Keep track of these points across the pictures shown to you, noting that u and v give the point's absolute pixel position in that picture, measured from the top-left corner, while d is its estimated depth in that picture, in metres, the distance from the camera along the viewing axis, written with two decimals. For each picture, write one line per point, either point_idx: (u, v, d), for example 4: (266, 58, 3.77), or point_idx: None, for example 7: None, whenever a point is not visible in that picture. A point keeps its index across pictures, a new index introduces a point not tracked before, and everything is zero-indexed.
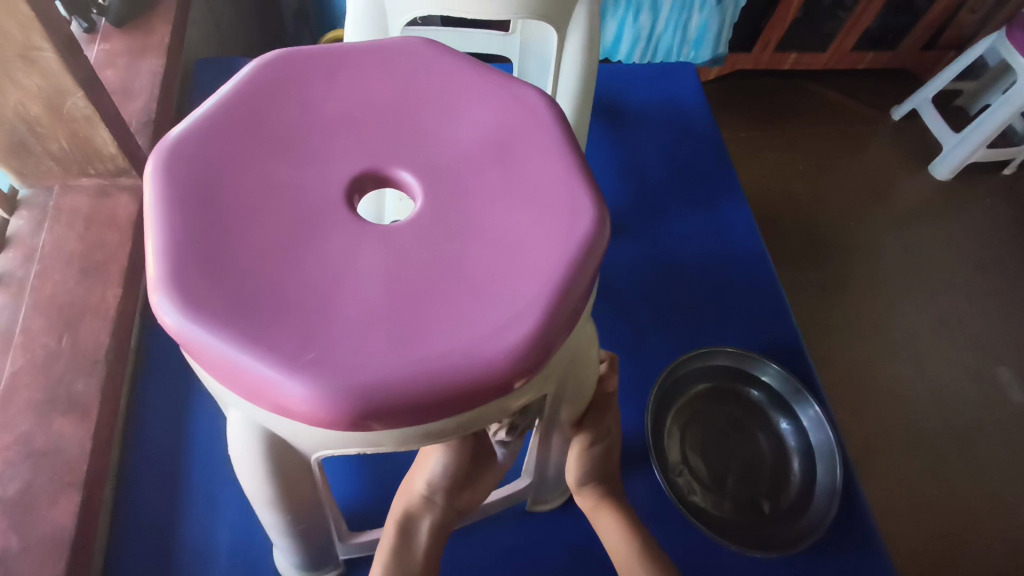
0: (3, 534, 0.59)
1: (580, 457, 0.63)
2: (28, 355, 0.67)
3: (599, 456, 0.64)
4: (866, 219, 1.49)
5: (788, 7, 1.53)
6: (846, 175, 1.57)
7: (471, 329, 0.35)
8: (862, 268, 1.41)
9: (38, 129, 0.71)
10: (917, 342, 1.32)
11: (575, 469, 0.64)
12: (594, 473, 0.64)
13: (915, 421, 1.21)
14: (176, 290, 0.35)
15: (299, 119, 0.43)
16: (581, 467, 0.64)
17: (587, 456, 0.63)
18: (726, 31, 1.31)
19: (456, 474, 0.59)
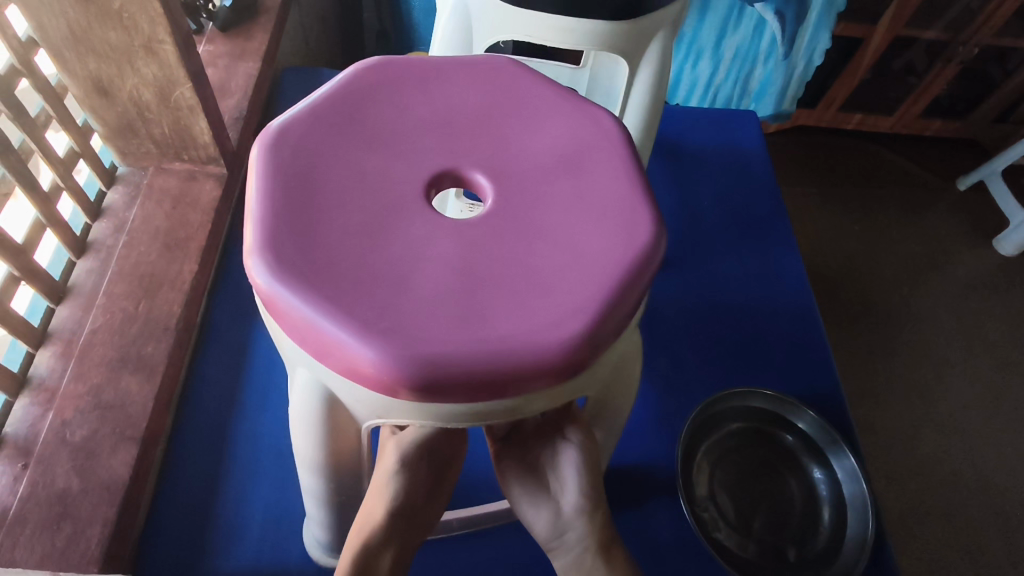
0: (66, 474, 0.63)
1: (575, 467, 0.55)
2: (108, 315, 0.73)
3: (593, 475, 0.55)
4: (921, 285, 1.46)
5: (858, 66, 1.53)
6: (904, 238, 1.55)
7: (529, 319, 0.38)
8: (911, 334, 1.38)
9: (145, 113, 0.78)
10: (964, 415, 1.27)
11: (568, 486, 0.55)
12: (590, 499, 0.54)
13: (956, 496, 1.17)
14: (269, 253, 0.39)
15: (391, 119, 0.47)
16: (576, 482, 0.54)
17: (582, 466, 0.55)
18: (793, 88, 1.31)
19: (411, 486, 0.55)
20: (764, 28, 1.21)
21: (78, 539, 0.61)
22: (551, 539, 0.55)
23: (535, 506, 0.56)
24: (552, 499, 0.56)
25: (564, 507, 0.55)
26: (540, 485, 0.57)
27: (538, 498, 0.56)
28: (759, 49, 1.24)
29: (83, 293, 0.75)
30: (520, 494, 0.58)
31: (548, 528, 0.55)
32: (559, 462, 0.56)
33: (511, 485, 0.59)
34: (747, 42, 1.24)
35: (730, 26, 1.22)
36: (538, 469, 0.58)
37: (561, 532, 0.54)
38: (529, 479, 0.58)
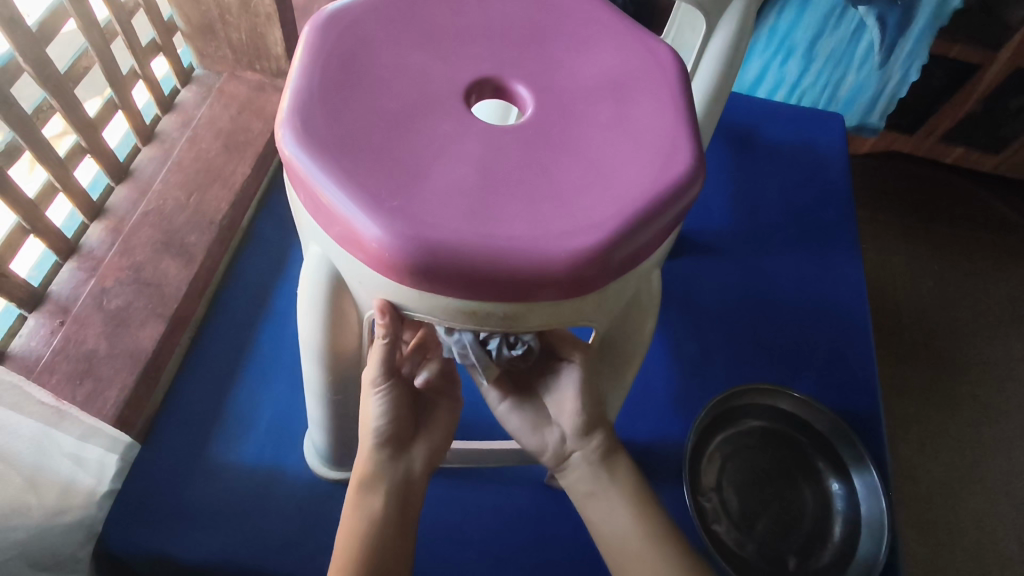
0: (96, 337, 0.67)
1: (576, 390, 0.53)
2: (160, 202, 0.76)
3: (593, 395, 0.54)
4: (1009, 340, 1.27)
5: (966, 99, 1.31)
6: (999, 283, 1.35)
7: (543, 225, 0.37)
8: (986, 393, 1.20)
9: (225, 16, 0.80)
10: None
11: (568, 410, 0.54)
12: (591, 420, 0.54)
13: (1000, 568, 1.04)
14: (298, 122, 0.39)
15: (444, 21, 0.46)
16: (578, 404, 0.53)
17: (583, 389, 0.53)
18: (886, 103, 1.21)
19: (398, 411, 0.51)
20: (862, 35, 1.13)
21: (97, 397, 0.64)
22: (558, 462, 0.55)
23: (537, 434, 0.56)
24: (552, 424, 0.55)
25: (566, 431, 0.55)
26: (539, 413, 0.56)
27: (539, 425, 0.56)
28: (854, 55, 1.17)
29: (141, 177, 0.78)
30: (521, 425, 0.56)
31: (554, 453, 0.55)
32: (558, 386, 0.54)
33: (508, 412, 0.57)
34: (843, 46, 1.17)
35: (827, 26, 1.15)
36: (533, 396, 0.57)
37: (566, 456, 0.55)
38: (526, 407, 0.56)
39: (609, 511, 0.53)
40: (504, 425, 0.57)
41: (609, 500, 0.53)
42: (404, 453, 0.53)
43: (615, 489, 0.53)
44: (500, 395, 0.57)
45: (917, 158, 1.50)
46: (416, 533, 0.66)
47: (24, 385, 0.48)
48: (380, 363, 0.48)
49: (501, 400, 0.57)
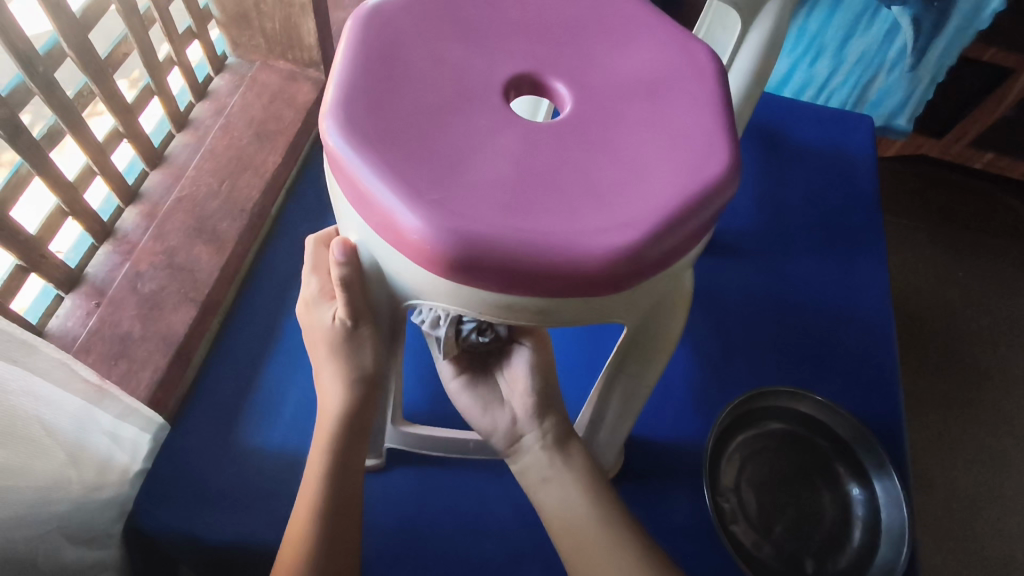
0: (130, 319, 0.68)
1: (527, 371, 0.57)
2: (193, 188, 0.78)
3: (543, 379, 0.57)
4: None
5: (997, 103, 1.26)
6: None
7: (580, 222, 0.37)
8: (1009, 404, 1.18)
9: (261, 6, 0.81)
10: None
11: (519, 391, 0.57)
12: (542, 402, 0.57)
13: None
14: (340, 114, 0.40)
15: (484, 16, 0.46)
16: (529, 385, 0.57)
17: (534, 370, 0.57)
18: (916, 104, 1.19)
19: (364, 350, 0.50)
20: (896, 36, 1.11)
21: (131, 377, 0.66)
22: (510, 443, 0.57)
23: (487, 415, 0.58)
24: (503, 406, 0.58)
25: (517, 411, 0.57)
26: (493, 393, 0.59)
27: (489, 405, 0.59)
28: (886, 58, 1.14)
29: (175, 163, 0.80)
30: (471, 403, 0.59)
31: (505, 433, 0.57)
32: (511, 367, 0.58)
33: (463, 391, 0.60)
34: (874, 48, 1.14)
35: (859, 26, 1.13)
36: (487, 376, 0.60)
37: (518, 436, 0.57)
38: (478, 384, 0.60)
39: (564, 493, 0.54)
40: (455, 401, 0.60)
41: (562, 483, 0.54)
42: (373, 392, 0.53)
43: (567, 471, 0.54)
44: (454, 371, 0.60)
45: (944, 163, 1.46)
46: (436, 523, 0.67)
47: (71, 363, 0.50)
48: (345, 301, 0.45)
49: (456, 376, 0.61)
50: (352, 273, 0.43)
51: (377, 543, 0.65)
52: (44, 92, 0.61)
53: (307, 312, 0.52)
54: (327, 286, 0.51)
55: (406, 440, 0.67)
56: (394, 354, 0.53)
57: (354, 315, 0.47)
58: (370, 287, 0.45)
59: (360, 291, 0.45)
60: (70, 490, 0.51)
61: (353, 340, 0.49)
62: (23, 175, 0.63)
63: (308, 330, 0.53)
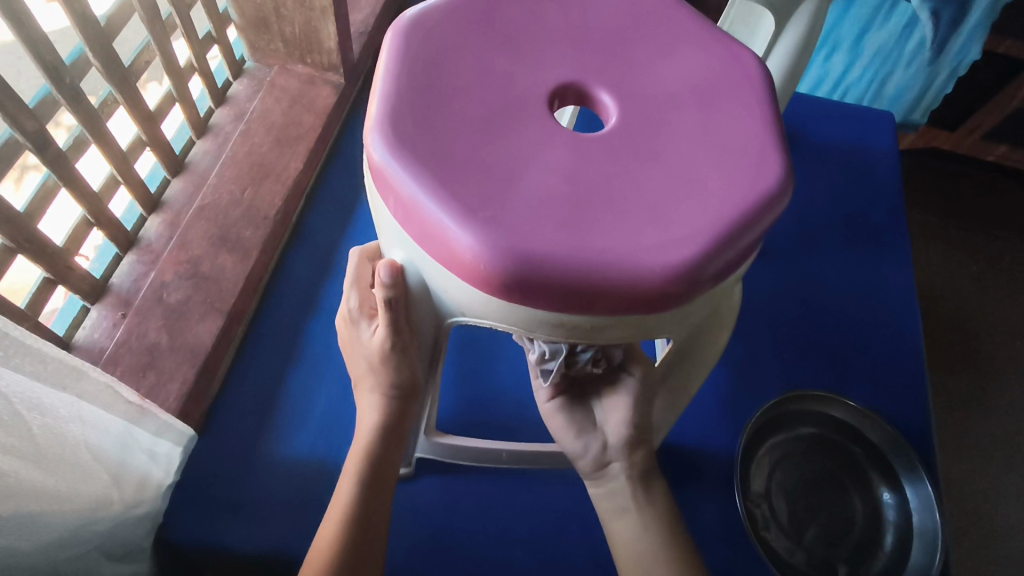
0: (157, 330, 0.68)
1: (627, 404, 0.55)
2: (216, 196, 0.77)
3: (646, 415, 0.55)
4: None
5: (1013, 95, 1.20)
6: None
7: (635, 238, 0.36)
8: None
9: (280, 11, 0.79)
10: None
11: (615, 420, 0.55)
12: (638, 436, 0.55)
13: None
14: (388, 129, 0.39)
15: (526, 24, 0.45)
16: (630, 417, 0.55)
17: (635, 404, 0.55)
18: (934, 99, 1.14)
19: (401, 369, 0.50)
20: (912, 31, 1.05)
21: (159, 390, 0.65)
22: (596, 469, 0.56)
23: (579, 439, 0.57)
24: (596, 431, 0.57)
25: (609, 439, 0.55)
26: (588, 418, 0.57)
27: (582, 430, 0.57)
28: (903, 53, 1.09)
29: (197, 170, 0.79)
30: (564, 425, 0.58)
31: (593, 459, 0.56)
32: (615, 397, 0.56)
33: (558, 415, 0.58)
34: (891, 42, 1.09)
35: (876, 20, 1.08)
36: (584, 401, 0.59)
37: (605, 463, 0.55)
38: (575, 408, 0.58)
39: (638, 527, 0.53)
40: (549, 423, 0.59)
41: (641, 518, 0.53)
42: (409, 404, 0.53)
43: (646, 505, 0.53)
44: (551, 394, 0.59)
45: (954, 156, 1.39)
46: (466, 531, 0.67)
47: (114, 385, 0.51)
48: (386, 326, 0.45)
49: (556, 399, 0.59)
50: (396, 294, 0.43)
51: (407, 552, 0.65)
52: (70, 103, 0.60)
53: (348, 329, 0.52)
54: (367, 303, 0.51)
55: (440, 451, 0.66)
56: (432, 371, 0.52)
57: (396, 335, 0.46)
58: (410, 310, 0.45)
59: (404, 312, 0.44)
60: (116, 513, 0.51)
61: (392, 359, 0.49)
62: (50, 187, 0.62)
63: (349, 345, 0.53)
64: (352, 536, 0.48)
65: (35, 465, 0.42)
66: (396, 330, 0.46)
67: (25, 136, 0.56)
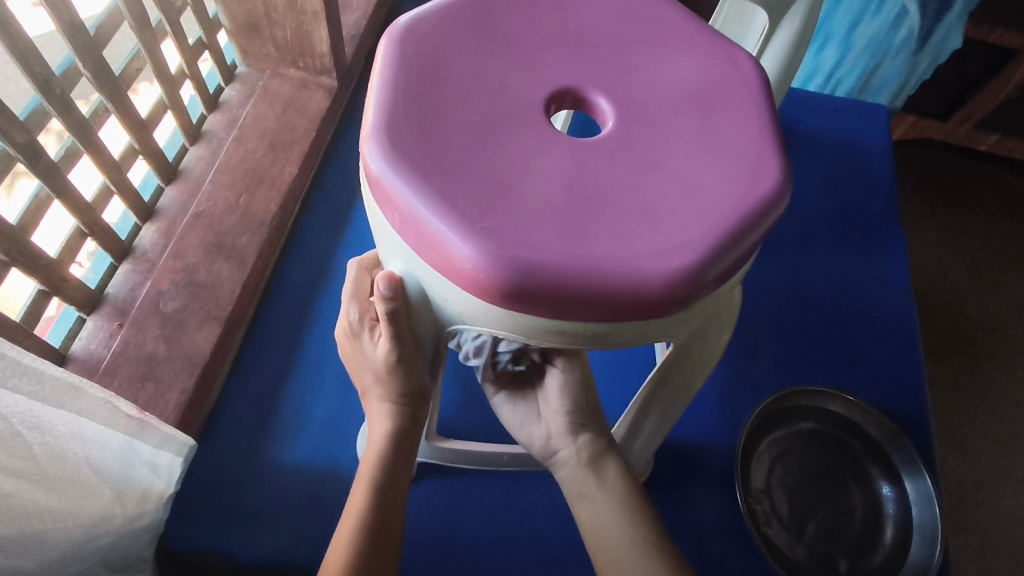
0: (155, 339, 0.68)
1: (561, 391, 0.57)
2: (211, 204, 0.76)
3: (579, 398, 0.57)
4: None
5: (1005, 84, 1.20)
6: None
7: (635, 245, 0.36)
8: None
9: (271, 15, 0.79)
10: None
11: (552, 406, 0.58)
12: (577, 419, 0.57)
13: None
14: (384, 140, 0.38)
15: (521, 30, 0.45)
16: (563, 401, 0.57)
17: (569, 390, 0.57)
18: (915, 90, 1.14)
19: (407, 378, 0.50)
20: (905, 20, 1.05)
21: (158, 399, 0.65)
22: (546, 456, 0.58)
23: (527, 428, 0.60)
24: (540, 419, 0.59)
25: (552, 428, 0.58)
26: (532, 409, 0.60)
27: (528, 420, 0.60)
28: (894, 44, 1.08)
29: (190, 177, 0.78)
30: (513, 416, 0.61)
31: (542, 447, 0.59)
32: (546, 386, 0.59)
33: (504, 407, 0.61)
34: (882, 34, 1.08)
35: (868, 11, 1.06)
36: (527, 392, 0.61)
37: (553, 451, 0.58)
38: (519, 398, 0.61)
39: (600, 508, 0.53)
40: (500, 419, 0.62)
41: (600, 501, 0.54)
42: (415, 411, 0.53)
43: (603, 490, 0.54)
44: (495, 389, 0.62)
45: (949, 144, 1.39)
46: (469, 533, 0.67)
47: (112, 400, 0.51)
48: (391, 339, 0.45)
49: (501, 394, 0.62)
50: (397, 306, 0.43)
51: (409, 556, 0.64)
52: (61, 113, 0.59)
53: (349, 341, 0.52)
54: (367, 314, 0.51)
55: (440, 455, 0.67)
56: (436, 377, 0.52)
57: (400, 346, 0.46)
58: (415, 321, 0.45)
59: (406, 322, 0.44)
60: (119, 528, 0.52)
61: (397, 370, 0.49)
62: (43, 199, 0.62)
63: (352, 358, 0.52)
64: (363, 546, 0.49)
65: (37, 485, 0.42)
66: (401, 342, 0.46)
67: (16, 148, 0.55)
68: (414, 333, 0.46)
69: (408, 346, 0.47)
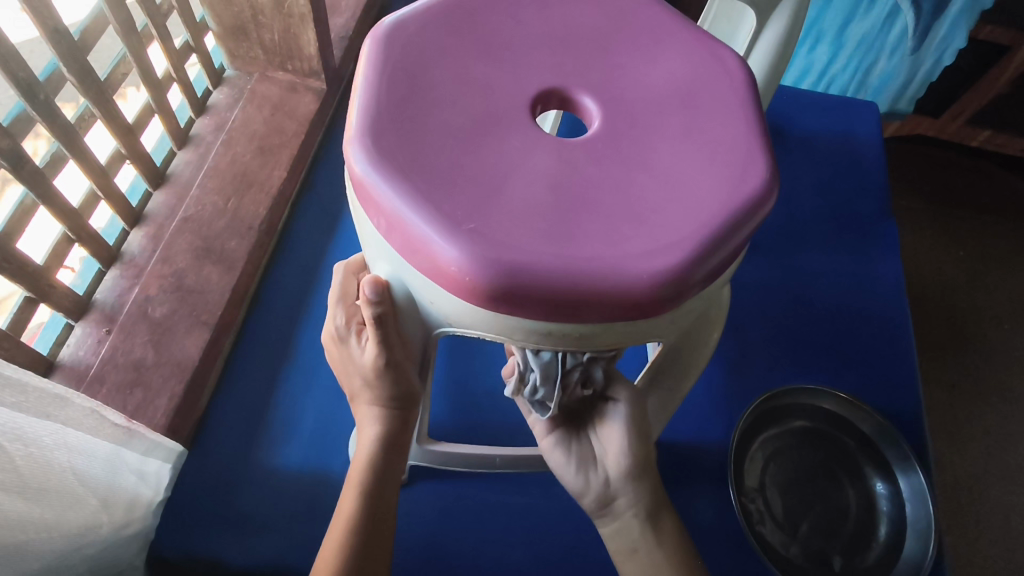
0: (143, 345, 0.67)
1: (625, 430, 0.53)
2: (199, 208, 0.76)
3: (642, 440, 0.54)
4: None
5: (995, 78, 1.21)
6: None
7: (621, 246, 0.36)
8: None
9: (258, 17, 0.78)
10: None
11: (617, 453, 0.53)
12: (639, 466, 0.53)
13: None
14: (368, 142, 0.38)
15: (505, 30, 0.45)
16: (631, 446, 0.53)
17: (633, 430, 0.54)
18: (917, 87, 1.15)
19: (395, 382, 0.49)
20: (898, 19, 1.04)
21: (147, 406, 0.64)
22: (600, 505, 0.54)
23: (581, 474, 0.54)
24: (597, 465, 0.54)
25: (612, 475, 0.53)
26: (587, 453, 0.55)
27: (582, 465, 0.54)
28: (886, 41, 1.08)
29: (178, 182, 0.78)
30: (564, 461, 0.55)
31: (597, 495, 0.54)
32: (608, 425, 0.54)
33: (552, 449, 0.56)
34: (875, 31, 1.08)
35: (859, 11, 1.06)
36: (579, 431, 0.56)
37: (610, 499, 0.54)
38: (572, 441, 0.55)
39: (647, 568, 0.52)
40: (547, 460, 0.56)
41: (648, 558, 0.52)
42: (404, 415, 0.53)
43: (658, 546, 0.52)
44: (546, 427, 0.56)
45: (939, 141, 1.40)
46: (462, 536, 0.66)
47: (99, 409, 0.50)
48: (378, 343, 0.45)
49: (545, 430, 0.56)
50: (384, 310, 0.42)
51: (403, 560, 0.64)
52: (45, 119, 0.59)
53: (336, 346, 0.52)
54: (354, 318, 0.50)
55: (431, 458, 0.67)
56: (425, 380, 0.52)
57: (388, 350, 0.46)
58: (401, 325, 0.44)
59: (394, 327, 0.44)
60: (108, 536, 0.52)
61: (384, 374, 0.48)
62: (28, 205, 0.61)
63: (340, 363, 0.52)
64: (354, 551, 0.48)
65: (19, 496, 0.41)
66: (388, 346, 0.46)
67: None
68: (401, 337, 0.45)
69: (395, 351, 0.46)
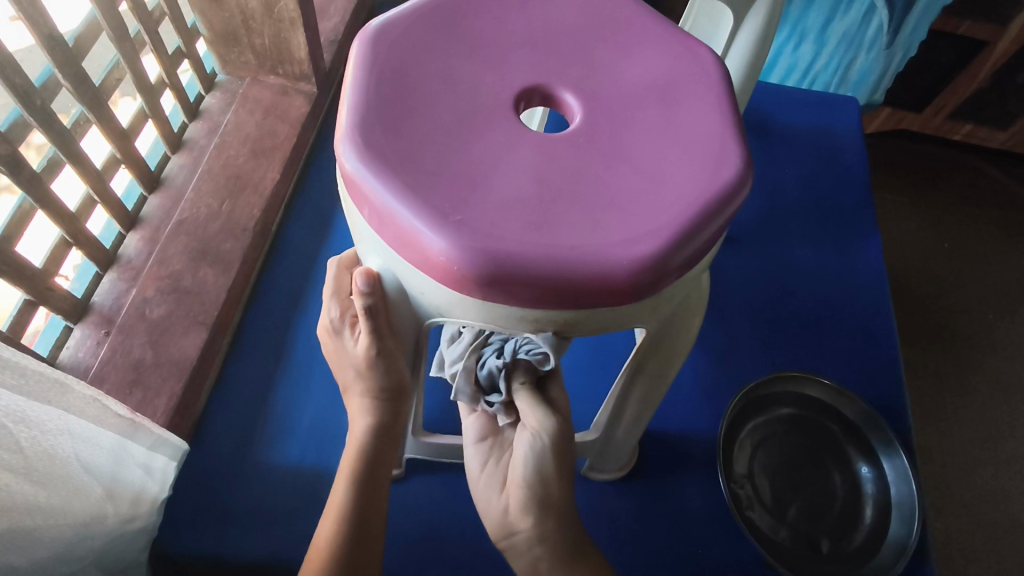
0: (142, 346, 0.68)
1: (526, 456, 0.54)
2: (194, 211, 0.77)
3: (539, 468, 0.53)
4: None
5: (972, 77, 1.24)
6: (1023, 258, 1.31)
7: (601, 234, 0.38)
8: (1015, 369, 1.17)
9: (249, 23, 0.79)
10: None
11: (514, 477, 0.54)
12: (537, 498, 0.53)
13: None
14: (358, 139, 0.40)
15: (490, 31, 0.46)
16: (523, 473, 0.53)
17: (533, 454, 0.54)
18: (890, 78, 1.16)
19: (388, 375, 0.51)
20: (873, 17, 1.06)
21: (147, 405, 0.66)
22: (503, 535, 0.54)
23: (492, 496, 0.56)
24: (501, 492, 0.55)
25: (509, 505, 0.54)
26: (500, 474, 0.57)
27: (494, 488, 0.56)
28: (864, 38, 1.10)
29: (173, 185, 0.79)
30: (482, 479, 0.58)
31: (498, 524, 0.54)
32: (516, 450, 0.55)
33: (474, 466, 0.59)
34: (853, 29, 1.10)
35: (838, 10, 1.08)
36: (502, 455, 0.58)
37: (509, 530, 0.53)
38: (491, 462, 0.58)
39: None
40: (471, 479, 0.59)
41: None
42: (397, 407, 0.54)
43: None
44: (477, 443, 0.60)
45: (922, 135, 1.42)
46: (460, 526, 0.68)
47: (103, 399, 0.51)
48: (371, 337, 0.47)
49: (473, 447, 0.60)
50: (376, 302, 0.44)
51: (401, 550, 0.66)
52: (42, 124, 0.60)
53: (331, 340, 0.54)
54: (348, 313, 0.52)
55: (427, 451, 0.68)
56: (417, 372, 0.54)
57: (380, 341, 0.48)
58: (393, 318, 0.46)
59: (385, 318, 0.46)
60: (112, 529, 0.53)
61: (377, 367, 0.50)
62: (26, 210, 0.62)
63: (335, 356, 0.54)
64: (348, 537, 0.50)
65: (26, 479, 0.43)
66: (380, 338, 0.48)
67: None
68: (391, 330, 0.47)
69: (387, 344, 0.48)
